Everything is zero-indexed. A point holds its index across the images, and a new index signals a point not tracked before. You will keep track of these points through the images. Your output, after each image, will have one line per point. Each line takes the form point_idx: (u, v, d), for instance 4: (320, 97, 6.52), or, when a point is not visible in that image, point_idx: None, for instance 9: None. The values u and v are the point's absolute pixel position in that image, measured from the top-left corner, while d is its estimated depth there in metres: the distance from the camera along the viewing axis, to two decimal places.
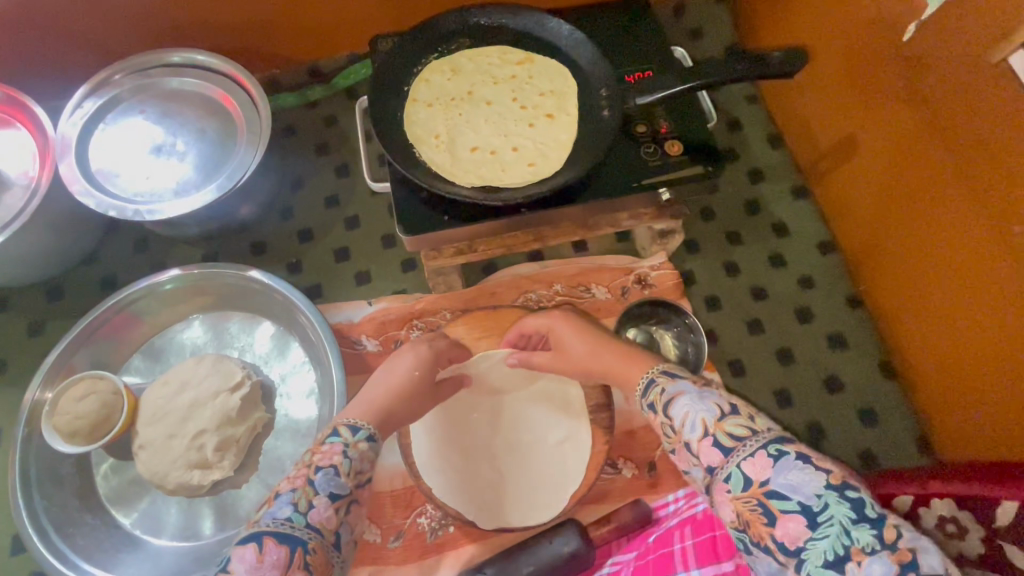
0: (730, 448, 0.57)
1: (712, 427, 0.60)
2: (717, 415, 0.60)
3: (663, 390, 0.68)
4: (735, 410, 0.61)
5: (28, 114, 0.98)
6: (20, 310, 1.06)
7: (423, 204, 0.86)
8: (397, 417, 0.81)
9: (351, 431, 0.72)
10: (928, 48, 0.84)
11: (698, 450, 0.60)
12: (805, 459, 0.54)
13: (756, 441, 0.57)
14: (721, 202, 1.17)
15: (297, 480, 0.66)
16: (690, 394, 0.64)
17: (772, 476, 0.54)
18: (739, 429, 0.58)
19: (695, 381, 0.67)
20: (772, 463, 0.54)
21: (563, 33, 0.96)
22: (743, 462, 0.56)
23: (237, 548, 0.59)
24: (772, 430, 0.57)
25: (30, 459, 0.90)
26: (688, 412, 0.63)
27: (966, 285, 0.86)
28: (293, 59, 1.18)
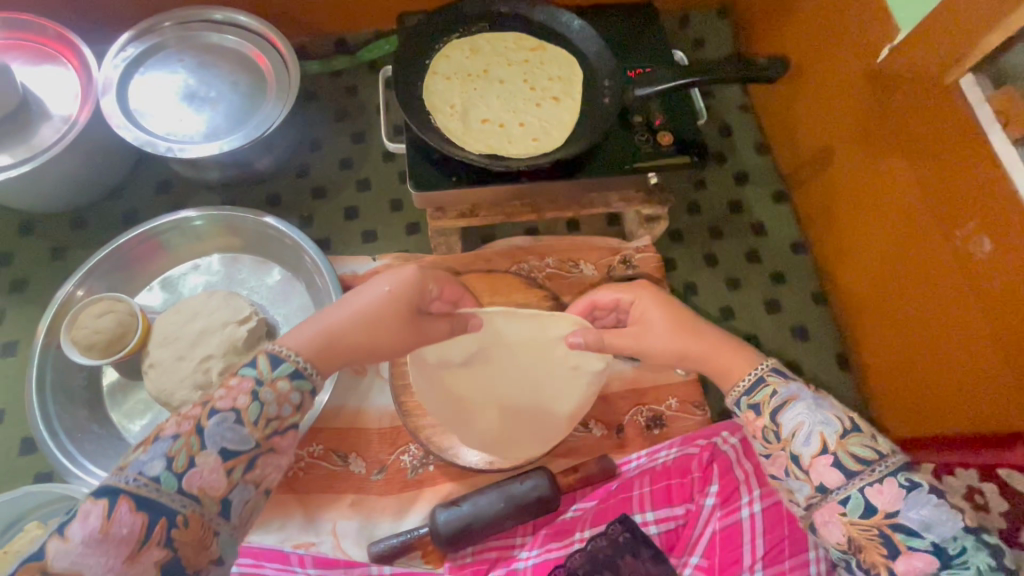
0: (854, 471, 0.63)
1: (833, 444, 0.64)
2: (839, 433, 0.65)
3: (774, 393, 0.71)
4: (856, 427, 0.65)
5: (76, 53, 1.07)
6: (45, 234, 1.13)
7: (433, 165, 0.94)
8: (358, 347, 0.73)
9: (270, 364, 0.67)
10: (898, 67, 0.94)
11: (811, 466, 0.65)
12: (939, 495, 0.60)
13: (877, 473, 0.62)
14: (707, 199, 1.26)
15: (183, 422, 0.62)
16: (808, 401, 0.68)
17: (902, 508, 0.60)
18: (865, 450, 0.63)
19: (810, 388, 0.70)
20: (904, 496, 0.60)
21: (574, 27, 1.05)
22: (866, 488, 0.62)
23: (88, 503, 0.56)
24: (897, 456, 0.63)
25: (47, 367, 0.96)
26: (804, 424, 0.67)
27: (917, 285, 0.95)
28: (322, 29, 1.27)
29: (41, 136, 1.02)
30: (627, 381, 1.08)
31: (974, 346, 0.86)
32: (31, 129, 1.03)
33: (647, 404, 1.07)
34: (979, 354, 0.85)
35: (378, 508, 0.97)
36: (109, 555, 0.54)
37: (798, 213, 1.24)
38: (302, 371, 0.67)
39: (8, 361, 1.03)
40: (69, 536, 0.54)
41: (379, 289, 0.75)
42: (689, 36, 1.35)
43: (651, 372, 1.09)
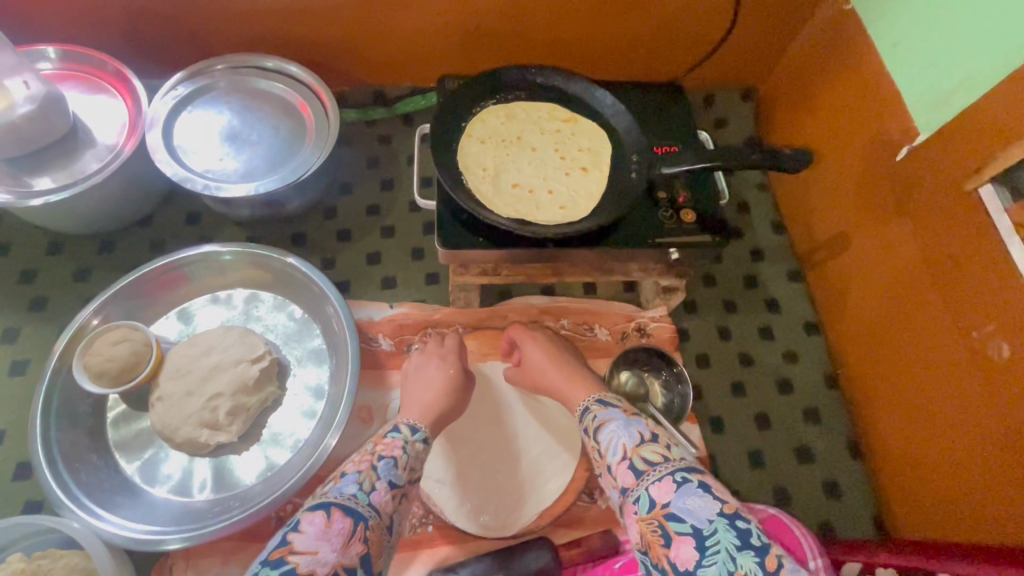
0: (642, 471, 0.73)
1: (630, 451, 0.76)
2: (636, 442, 0.76)
3: (595, 417, 0.85)
4: (653, 439, 0.77)
5: (128, 87, 1.11)
6: (71, 255, 1.14)
7: (462, 225, 0.96)
8: (446, 409, 0.94)
9: (409, 431, 0.85)
10: (916, 168, 0.98)
11: (617, 471, 0.76)
12: (706, 489, 0.68)
13: (665, 468, 0.72)
14: (723, 271, 1.27)
15: (362, 462, 0.77)
16: (618, 422, 0.81)
17: (673, 499, 0.68)
18: (653, 455, 0.74)
19: (625, 412, 0.83)
20: (675, 488, 0.69)
21: (607, 102, 1.10)
22: (652, 486, 0.71)
23: (306, 513, 0.69)
24: (681, 460, 0.73)
25: (55, 392, 0.96)
26: (613, 438, 0.79)
27: (932, 383, 0.95)
28: (363, 81, 1.33)
29: (85, 162, 1.06)
30: None
31: (991, 452, 0.85)
32: (75, 155, 1.06)
33: None
34: (995, 462, 0.84)
35: None
36: (331, 544, 0.65)
37: (812, 294, 1.25)
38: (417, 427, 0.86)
39: (15, 381, 1.02)
40: (303, 531, 0.66)
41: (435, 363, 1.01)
42: (713, 115, 1.40)
43: None
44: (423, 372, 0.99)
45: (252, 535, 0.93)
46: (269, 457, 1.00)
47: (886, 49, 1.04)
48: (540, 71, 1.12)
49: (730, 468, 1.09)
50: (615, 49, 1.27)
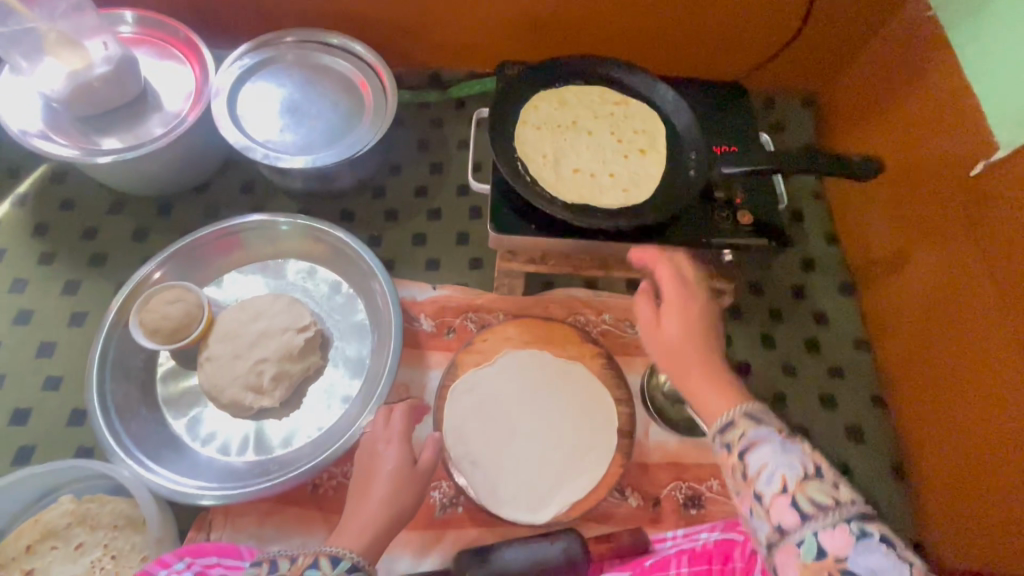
0: (808, 514, 0.61)
1: (793, 487, 0.63)
2: (800, 475, 0.63)
3: (741, 434, 0.69)
4: (817, 473, 0.64)
5: (198, 55, 1.13)
6: (131, 214, 1.18)
7: (515, 210, 0.96)
8: (387, 526, 0.80)
9: (331, 563, 0.74)
10: (992, 186, 0.94)
11: (771, 507, 0.64)
12: (886, 543, 0.58)
13: (837, 514, 0.60)
14: (771, 278, 1.24)
15: None
16: (773, 444, 0.67)
17: (850, 554, 0.58)
18: (821, 496, 0.62)
19: (780, 431, 0.68)
20: (853, 542, 0.58)
21: (668, 98, 1.08)
22: (822, 533, 0.60)
23: None
24: (854, 504, 0.61)
25: (111, 344, 0.99)
26: (767, 463, 0.65)
27: (993, 408, 0.91)
28: (420, 63, 1.33)
29: (150, 125, 1.08)
30: (668, 455, 1.05)
31: None
32: (142, 117, 1.08)
33: (687, 480, 1.04)
34: None
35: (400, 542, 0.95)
36: None
37: (862, 308, 1.21)
38: (348, 559, 0.74)
39: (73, 332, 1.06)
40: None
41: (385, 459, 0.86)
42: (772, 118, 1.36)
43: (696, 449, 1.06)
44: (368, 470, 0.85)
45: (288, 499, 0.95)
46: (308, 425, 1.02)
47: (967, 58, 1.00)
48: (600, 61, 1.11)
49: None
50: (676, 44, 1.25)
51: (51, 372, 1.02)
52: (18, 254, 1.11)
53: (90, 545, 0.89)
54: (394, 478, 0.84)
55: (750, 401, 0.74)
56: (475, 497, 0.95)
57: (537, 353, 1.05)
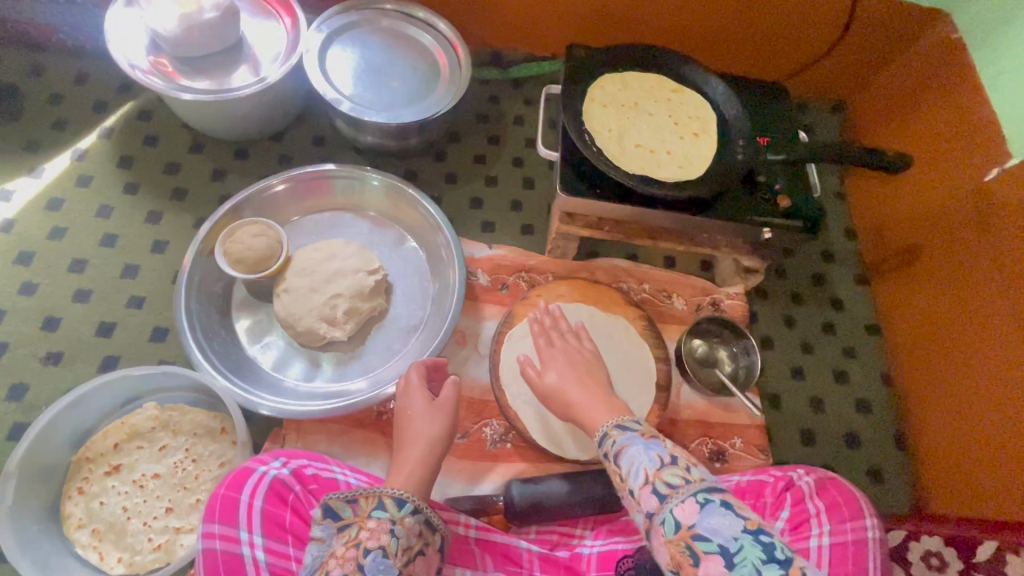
0: (664, 495, 0.65)
1: (651, 475, 0.67)
2: (656, 465, 0.68)
3: (613, 442, 0.74)
4: (674, 461, 0.68)
5: (291, 11, 1.21)
6: (210, 156, 1.26)
7: (580, 176, 1.06)
8: (431, 460, 0.81)
9: (398, 505, 0.69)
10: (1003, 188, 1.05)
11: (639, 497, 0.67)
12: (729, 507, 0.62)
13: (686, 490, 0.64)
14: (794, 266, 1.35)
15: (346, 561, 0.65)
16: (638, 445, 0.72)
17: (698, 520, 0.61)
18: (675, 478, 0.66)
19: (644, 433, 0.74)
20: (699, 508, 0.62)
21: (719, 91, 1.19)
22: (676, 508, 0.63)
23: None
24: (703, 481, 0.65)
25: (197, 269, 1.07)
26: (633, 462, 0.70)
27: (992, 384, 1.02)
28: (485, 43, 1.43)
29: (240, 73, 1.16)
30: (696, 412, 1.15)
31: None
32: (234, 65, 1.16)
33: (712, 437, 1.14)
34: None
35: (453, 470, 1.05)
36: None
37: (876, 299, 1.33)
38: (404, 496, 0.70)
39: (156, 257, 1.13)
40: None
41: (415, 403, 0.88)
42: (803, 122, 1.47)
43: (721, 410, 1.16)
44: (403, 419, 0.87)
45: (354, 423, 1.03)
46: (371, 360, 1.10)
47: (989, 78, 1.12)
48: (661, 53, 1.22)
49: (782, 442, 1.17)
50: (725, 44, 1.36)
51: (135, 292, 1.09)
52: (105, 182, 1.18)
53: (172, 448, 0.96)
54: (428, 418, 0.85)
55: (628, 415, 0.80)
56: (527, 432, 1.03)
57: (584, 309, 1.15)
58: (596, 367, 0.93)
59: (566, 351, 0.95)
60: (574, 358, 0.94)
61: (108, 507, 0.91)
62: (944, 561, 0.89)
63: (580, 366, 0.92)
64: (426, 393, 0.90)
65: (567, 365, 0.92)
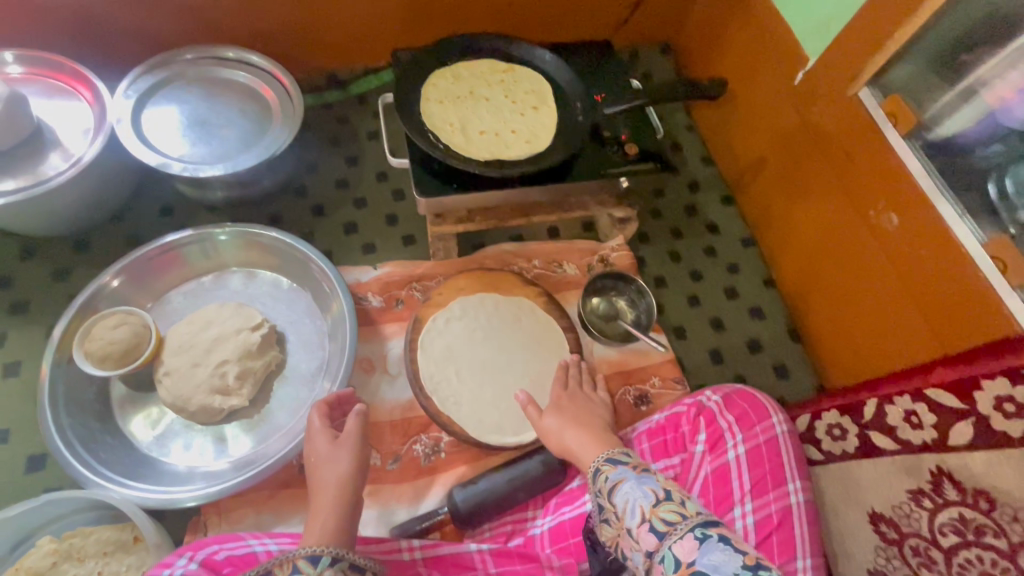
0: (663, 533, 0.67)
1: (648, 513, 0.69)
2: (653, 502, 0.70)
3: (606, 478, 0.77)
4: (668, 496, 0.71)
5: (88, 85, 1.12)
6: (45, 257, 1.15)
7: (434, 176, 1.06)
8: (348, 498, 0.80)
9: (312, 563, 0.68)
10: (809, 87, 1.16)
11: (638, 536, 0.69)
12: (726, 541, 0.63)
13: (685, 525, 0.66)
14: (667, 205, 1.43)
15: None
16: (632, 480, 0.74)
17: (698, 557, 0.62)
18: (672, 515, 0.68)
19: (635, 467, 0.78)
20: (698, 545, 0.63)
21: (547, 60, 1.23)
22: (675, 545, 0.65)
23: None
24: (698, 515, 0.67)
25: (59, 381, 0.98)
26: (628, 500, 0.72)
27: (847, 260, 1.13)
28: (316, 67, 1.39)
29: (50, 162, 1.06)
30: (613, 365, 1.20)
31: (895, 306, 1.03)
32: (40, 155, 1.07)
33: (633, 383, 1.19)
34: (897, 313, 1.03)
35: (395, 496, 1.03)
36: None
37: (743, 213, 1.43)
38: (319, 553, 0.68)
39: (10, 382, 1.03)
40: None
41: (321, 446, 0.86)
42: (640, 70, 1.55)
43: (635, 355, 1.21)
44: (313, 465, 0.84)
45: (279, 485, 0.99)
46: (280, 416, 1.06)
47: None
48: (483, 37, 1.23)
49: (696, 367, 1.25)
50: (544, 15, 1.41)
51: None
52: None
53: None
54: (334, 460, 0.83)
55: (617, 447, 0.85)
56: (465, 431, 1.04)
57: (488, 300, 1.15)
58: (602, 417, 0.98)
59: (575, 400, 1.00)
60: (581, 407, 0.98)
61: None
62: (844, 430, 0.96)
63: (586, 413, 0.96)
64: (330, 432, 0.88)
65: (572, 410, 0.97)
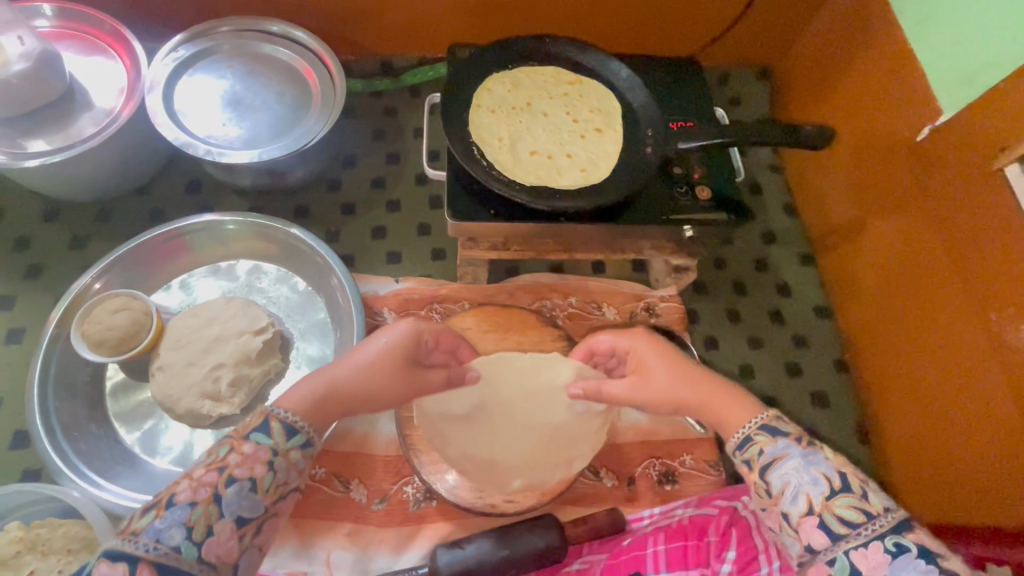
0: (840, 534, 0.60)
1: (818, 506, 0.62)
2: (825, 494, 0.62)
3: (760, 451, 0.68)
4: (845, 485, 0.62)
5: (128, 48, 1.06)
6: (67, 221, 1.11)
7: (472, 197, 0.94)
8: (364, 395, 0.75)
9: (285, 433, 0.67)
10: (937, 148, 0.95)
11: (798, 526, 0.62)
12: (929, 560, 0.57)
13: (873, 531, 0.59)
14: (733, 253, 1.25)
15: (200, 488, 0.60)
16: (796, 458, 0.65)
17: (887, 574, 0.57)
18: (850, 513, 0.60)
19: (799, 440, 0.67)
20: (889, 561, 0.57)
21: (621, 75, 1.06)
22: (854, 552, 0.59)
23: (104, 564, 0.55)
24: (890, 517, 0.59)
25: (53, 360, 0.94)
26: (792, 483, 0.64)
27: (948, 363, 0.94)
28: (371, 51, 1.29)
29: (80, 126, 1.01)
30: (641, 433, 1.05)
31: (1007, 435, 0.84)
32: (72, 117, 1.02)
33: (660, 457, 1.04)
34: (1007, 443, 0.84)
35: (375, 541, 0.94)
36: None
37: (823, 278, 1.23)
38: (297, 429, 0.68)
39: (11, 349, 1.00)
40: None
41: (380, 342, 0.77)
42: (727, 95, 1.37)
43: (667, 425, 1.06)
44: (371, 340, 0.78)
45: None
46: None
47: (911, 27, 1.01)
48: (553, 41, 1.09)
49: None
50: (628, 20, 1.24)
51: None
52: None
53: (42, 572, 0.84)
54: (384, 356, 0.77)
55: (767, 407, 0.73)
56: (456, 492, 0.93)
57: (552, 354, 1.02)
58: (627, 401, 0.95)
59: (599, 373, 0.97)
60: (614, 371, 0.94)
61: None
62: None
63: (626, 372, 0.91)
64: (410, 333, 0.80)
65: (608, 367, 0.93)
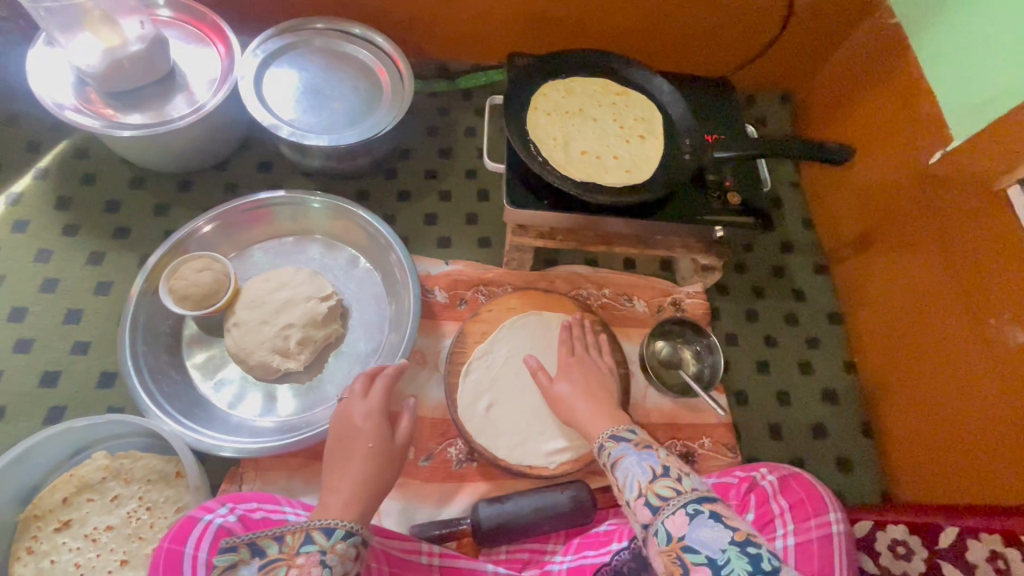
0: (657, 506, 0.67)
1: (644, 488, 0.70)
2: (650, 477, 0.70)
3: (609, 454, 0.78)
4: (666, 471, 0.71)
5: (223, 37, 1.18)
6: (152, 189, 1.22)
7: (526, 188, 1.05)
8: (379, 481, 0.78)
9: (325, 535, 0.69)
10: (947, 171, 1.05)
11: (634, 507, 0.70)
12: (717, 518, 0.63)
13: (678, 501, 0.67)
14: (754, 260, 1.36)
15: None
16: (632, 455, 0.75)
17: (688, 532, 0.64)
18: (666, 490, 0.68)
19: (637, 443, 0.77)
20: (688, 520, 0.64)
21: (664, 90, 1.18)
22: (668, 520, 0.66)
23: None
24: (694, 491, 0.67)
25: (141, 310, 1.04)
26: (628, 474, 0.72)
27: (948, 365, 1.03)
28: (432, 55, 1.41)
29: (175, 104, 1.12)
30: (665, 415, 1.14)
31: (999, 429, 0.93)
32: (169, 95, 1.13)
33: (681, 439, 1.12)
34: (999, 436, 0.93)
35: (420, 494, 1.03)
36: None
37: (836, 287, 1.33)
38: (349, 530, 0.70)
39: (99, 299, 1.10)
40: None
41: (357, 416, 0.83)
42: (754, 115, 1.48)
43: (688, 410, 1.15)
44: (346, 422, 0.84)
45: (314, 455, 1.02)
46: (329, 389, 1.07)
47: (927, 61, 1.12)
48: (605, 55, 1.21)
49: (751, 438, 1.18)
50: (669, 41, 1.36)
51: (80, 336, 1.07)
52: (42, 226, 1.15)
53: (124, 497, 0.94)
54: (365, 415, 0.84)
55: (625, 425, 0.84)
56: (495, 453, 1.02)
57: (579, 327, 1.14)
58: (608, 383, 0.98)
59: (582, 364, 1.00)
60: (589, 373, 0.98)
61: (59, 565, 0.89)
62: (911, 549, 0.88)
63: (593, 378, 0.97)
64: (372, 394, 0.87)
65: (580, 376, 0.98)
